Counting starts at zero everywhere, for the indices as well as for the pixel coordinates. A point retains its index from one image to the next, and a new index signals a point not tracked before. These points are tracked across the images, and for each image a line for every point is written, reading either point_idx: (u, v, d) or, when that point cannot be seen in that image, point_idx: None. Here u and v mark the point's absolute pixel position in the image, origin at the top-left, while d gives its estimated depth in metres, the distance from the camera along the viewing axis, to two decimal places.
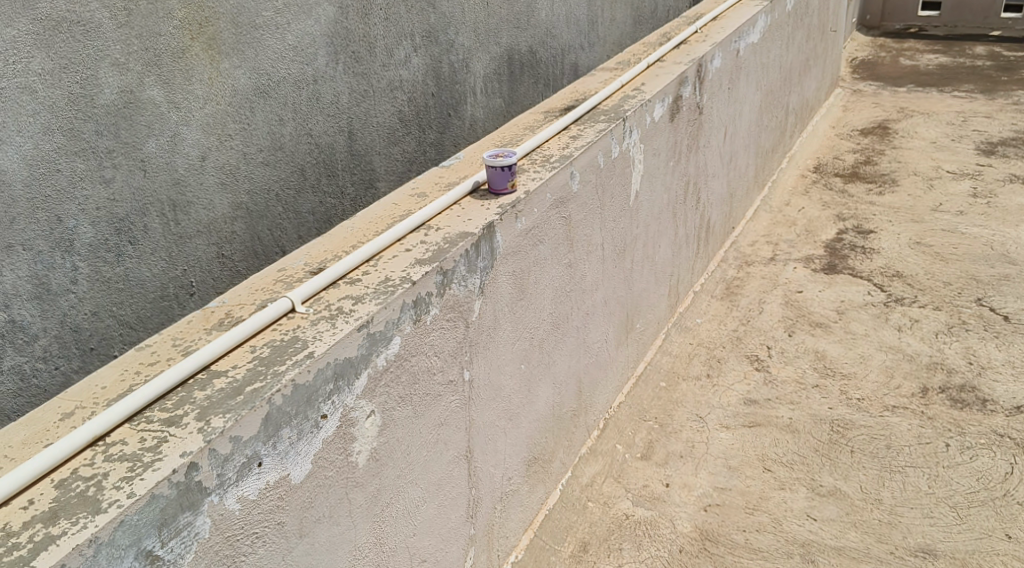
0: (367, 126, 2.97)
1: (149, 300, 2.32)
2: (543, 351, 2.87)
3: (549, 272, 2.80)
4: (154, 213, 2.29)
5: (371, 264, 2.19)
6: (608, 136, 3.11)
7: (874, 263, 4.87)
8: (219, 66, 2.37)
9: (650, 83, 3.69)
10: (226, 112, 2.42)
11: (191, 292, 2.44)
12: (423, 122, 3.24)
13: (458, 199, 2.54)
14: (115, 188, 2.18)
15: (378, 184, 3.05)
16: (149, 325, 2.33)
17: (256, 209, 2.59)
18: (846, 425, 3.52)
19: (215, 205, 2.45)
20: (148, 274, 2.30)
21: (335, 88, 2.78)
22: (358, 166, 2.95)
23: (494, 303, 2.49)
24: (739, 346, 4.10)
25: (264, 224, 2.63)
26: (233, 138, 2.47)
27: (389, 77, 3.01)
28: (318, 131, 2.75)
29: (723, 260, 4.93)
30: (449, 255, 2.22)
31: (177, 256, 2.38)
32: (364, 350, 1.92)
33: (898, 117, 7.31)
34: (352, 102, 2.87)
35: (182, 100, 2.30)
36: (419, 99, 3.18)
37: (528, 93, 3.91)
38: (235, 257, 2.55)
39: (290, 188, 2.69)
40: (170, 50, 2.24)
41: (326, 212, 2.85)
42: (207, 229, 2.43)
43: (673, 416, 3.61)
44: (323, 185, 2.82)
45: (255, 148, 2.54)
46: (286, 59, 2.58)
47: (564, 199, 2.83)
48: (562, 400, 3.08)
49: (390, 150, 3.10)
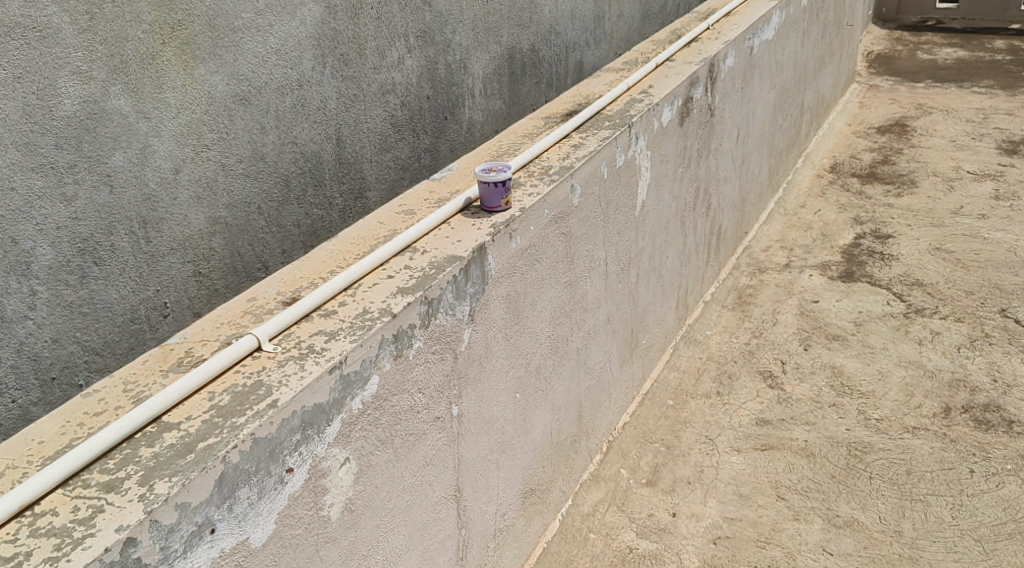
0: (357, 133, 2.78)
1: (116, 325, 2.15)
2: (540, 377, 2.68)
3: (546, 293, 2.62)
4: (122, 230, 2.11)
5: (350, 293, 2.01)
6: (612, 144, 2.92)
7: (893, 271, 4.65)
8: (194, 72, 2.19)
9: (659, 85, 3.49)
10: (202, 121, 2.24)
11: (164, 314, 2.26)
12: (418, 127, 3.06)
13: (448, 216, 2.36)
14: (77, 206, 2.00)
15: (368, 193, 2.87)
16: (117, 350, 2.16)
17: (235, 223, 2.41)
18: (864, 448, 3.31)
19: (190, 220, 2.28)
20: (116, 296, 2.13)
21: (322, 93, 2.60)
22: (347, 175, 2.77)
23: (486, 330, 2.30)
24: (751, 361, 3.90)
25: (245, 239, 2.46)
26: (210, 148, 2.28)
27: (381, 80, 2.82)
28: (304, 138, 2.57)
29: (734, 267, 4.73)
30: (434, 283, 2.04)
31: (148, 276, 2.20)
32: (337, 394, 1.74)
33: (916, 114, 7.06)
34: (341, 108, 2.68)
35: (153, 109, 2.12)
36: (413, 103, 2.99)
37: (529, 94, 3.71)
38: (212, 276, 2.38)
39: (273, 201, 2.52)
40: (138, 56, 2.06)
41: (312, 225, 2.67)
42: (181, 248, 2.26)
43: (681, 437, 3.41)
44: (309, 195, 2.64)
45: (235, 158, 2.36)
46: (269, 62, 2.40)
47: (563, 214, 2.64)
48: (562, 425, 2.89)
49: (381, 158, 2.91)
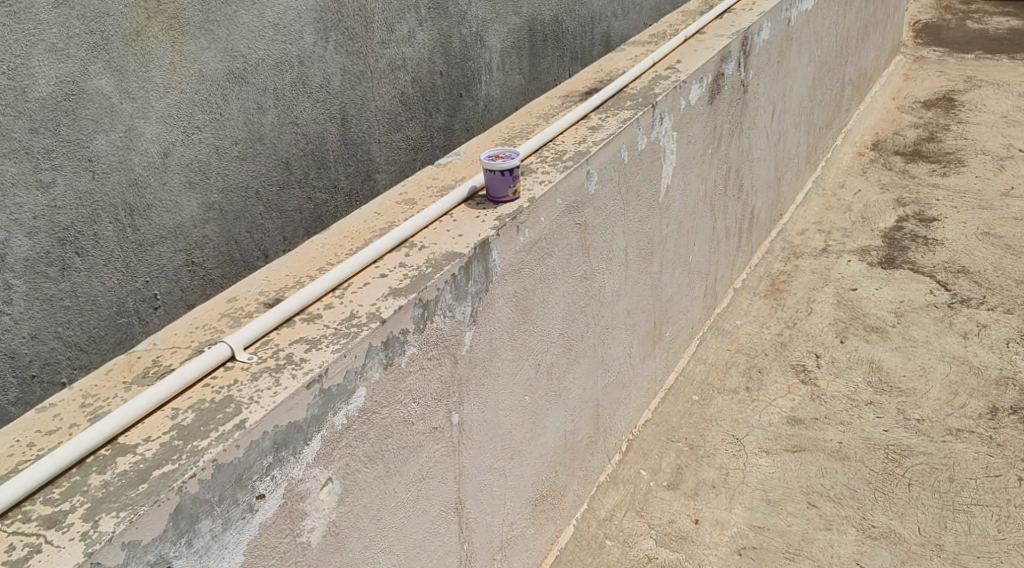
0: (364, 112, 2.59)
1: (103, 318, 1.99)
2: (552, 378, 2.49)
3: (558, 288, 2.43)
4: (107, 219, 1.96)
5: (338, 294, 1.84)
6: (634, 126, 2.70)
7: (937, 257, 4.38)
8: (183, 49, 2.03)
9: (687, 60, 3.25)
10: (193, 101, 2.07)
11: (154, 305, 2.11)
12: (430, 104, 2.86)
13: (450, 208, 2.18)
14: (56, 194, 1.85)
15: (376, 176, 2.69)
16: (104, 345, 2.01)
17: (231, 209, 2.25)
18: (904, 452, 3.08)
19: (181, 206, 2.11)
20: (101, 288, 1.98)
21: (324, 70, 2.41)
22: (353, 157, 2.59)
23: (490, 331, 2.12)
24: (784, 353, 3.69)
25: (241, 225, 2.29)
26: (202, 130, 2.12)
27: (389, 54, 2.62)
28: (305, 118, 2.39)
29: (768, 252, 4.49)
30: (430, 283, 1.86)
31: (136, 266, 2.05)
32: (317, 410, 1.58)
33: (965, 89, 6.71)
34: (346, 85, 2.50)
35: (138, 89, 1.96)
36: (425, 79, 2.80)
37: (552, 69, 3.49)
38: (207, 265, 2.22)
39: (272, 184, 2.34)
40: (120, 32, 1.90)
41: (315, 210, 2.50)
42: (171, 236, 2.10)
43: (706, 437, 3.21)
44: (312, 179, 2.46)
45: (230, 140, 2.19)
46: (266, 37, 2.22)
47: (578, 203, 2.44)
48: (576, 428, 2.71)
49: (391, 138, 2.72)
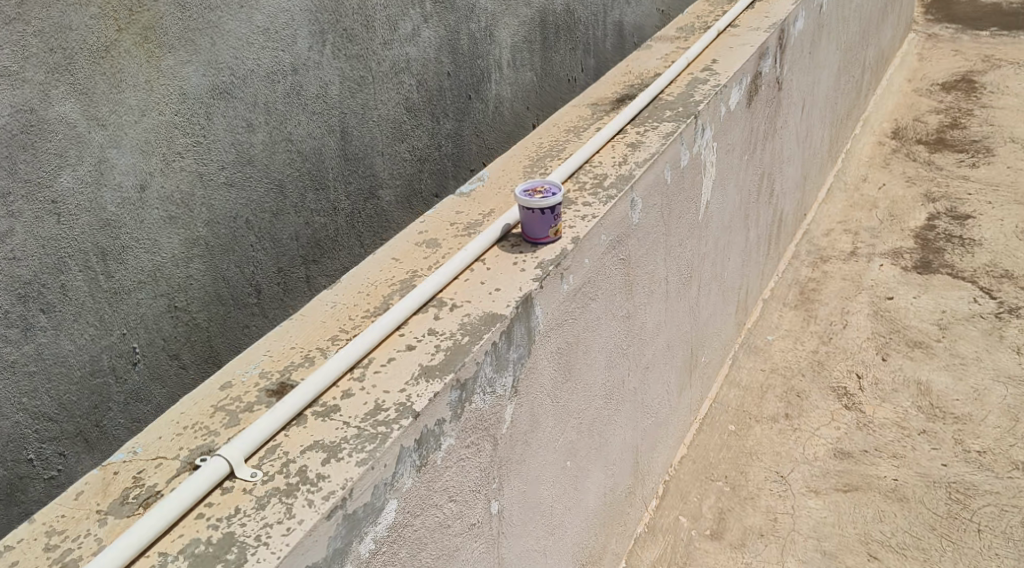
0: (365, 122, 2.21)
1: (74, 381, 1.65)
2: (593, 434, 2.19)
3: (601, 335, 2.12)
4: (75, 267, 1.61)
5: (358, 377, 1.53)
6: (677, 141, 2.38)
7: (977, 260, 4.10)
8: (160, 63, 1.68)
9: (724, 59, 2.94)
10: (173, 124, 1.73)
11: (133, 361, 1.75)
12: (438, 109, 2.47)
13: (479, 254, 1.87)
14: (14, 244, 1.51)
15: (379, 193, 2.29)
16: (78, 412, 1.67)
17: (219, 244, 1.88)
18: (968, 491, 2.82)
19: (161, 245, 1.76)
20: (70, 348, 1.63)
21: (322, 78, 2.04)
22: (354, 173, 2.20)
23: (533, 398, 1.81)
24: (822, 374, 3.40)
25: (231, 261, 1.92)
26: (184, 156, 1.77)
27: (393, 56, 2.24)
28: (301, 134, 2.02)
29: (795, 256, 4.20)
30: (467, 359, 1.55)
31: (111, 318, 1.70)
32: (340, 542, 1.27)
33: (984, 69, 6.40)
34: (345, 93, 2.12)
35: (108, 114, 1.62)
36: (431, 82, 2.40)
37: (565, 64, 3.11)
38: (193, 307, 1.85)
39: (265, 212, 1.97)
40: (85, 48, 1.57)
41: (314, 235, 2.11)
42: (151, 279, 1.75)
43: (748, 474, 2.93)
44: (309, 201, 2.08)
45: (216, 165, 1.84)
46: (255, 45, 1.86)
47: (622, 237, 2.12)
48: (616, 483, 2.42)
49: (395, 149, 2.33)
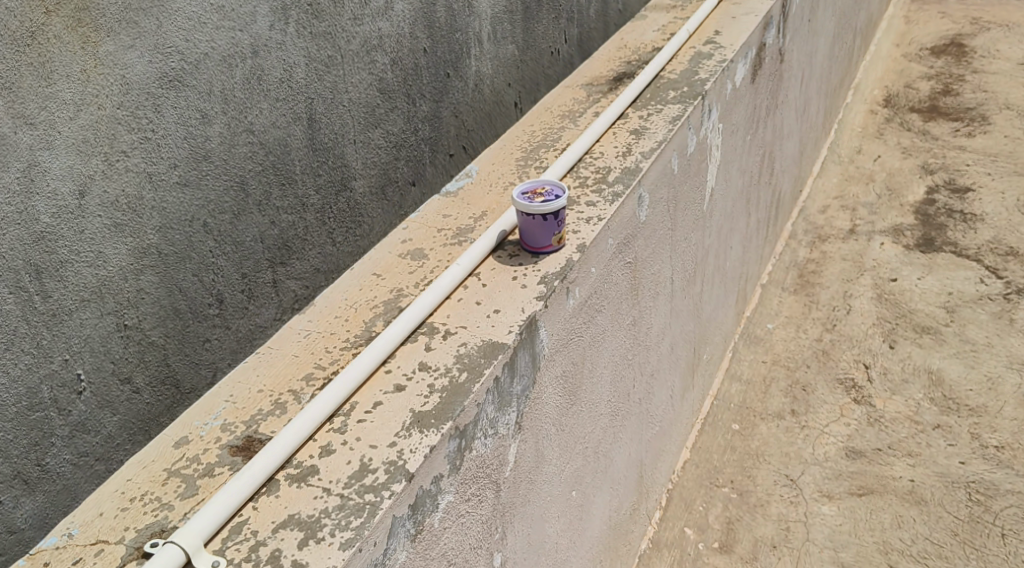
0: (335, 107, 1.94)
1: (8, 419, 1.38)
2: (598, 456, 1.98)
3: (607, 349, 1.90)
4: (4, 289, 1.34)
5: (339, 427, 1.30)
6: (685, 126, 2.16)
7: (981, 236, 3.94)
8: (98, 50, 1.42)
9: (727, 31, 2.71)
10: (116, 118, 1.46)
11: (79, 390, 1.49)
12: (414, 90, 2.20)
13: (473, 267, 1.64)
14: None
15: (353, 183, 2.04)
16: (15, 453, 1.40)
17: (174, 252, 1.61)
18: (989, 491, 2.67)
19: (107, 256, 1.49)
20: (3, 382, 1.37)
21: (285, 60, 1.77)
22: (324, 165, 1.94)
23: (538, 431, 1.59)
24: (828, 364, 3.21)
25: (188, 269, 1.65)
26: (130, 155, 1.50)
27: (364, 32, 1.97)
28: (263, 124, 1.75)
29: (791, 236, 4.00)
30: (468, 401, 1.32)
31: (51, 345, 1.43)
32: None
33: (973, 32, 6.20)
34: (312, 77, 1.85)
35: (38, 110, 1.35)
36: (407, 60, 2.14)
37: (548, 34, 2.80)
38: (145, 324, 1.58)
39: (225, 213, 1.70)
40: (8, 34, 1.29)
41: (281, 234, 1.85)
42: (96, 297, 1.48)
43: (756, 479, 2.74)
44: (275, 199, 1.81)
45: (168, 163, 1.56)
46: (209, 25, 1.59)
47: (629, 238, 1.90)
48: (621, 502, 2.22)
49: (370, 136, 2.08)
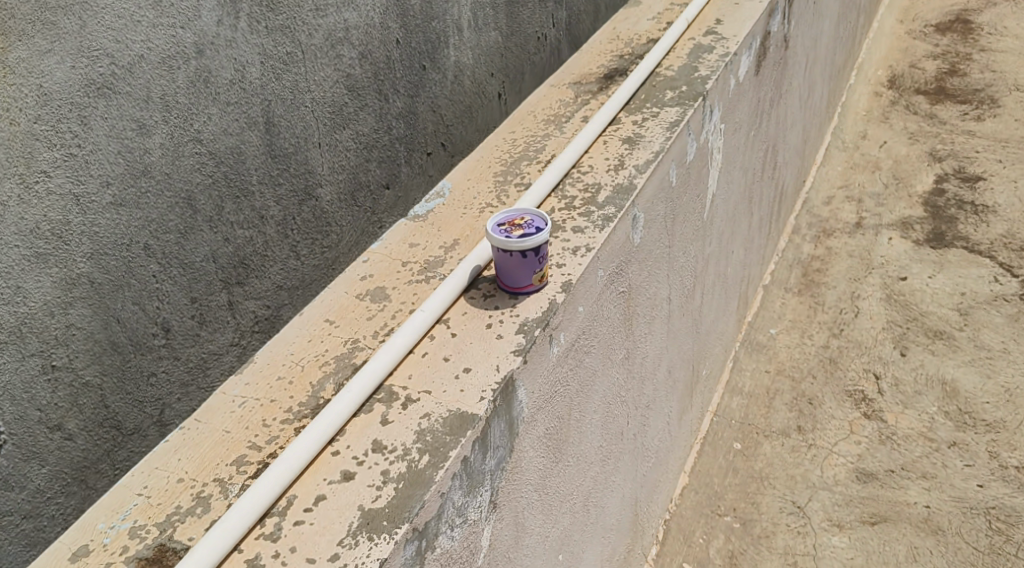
0: (297, 106, 1.64)
1: None
2: (588, 508, 1.77)
3: (597, 392, 1.68)
4: None
5: (272, 532, 1.10)
6: (683, 133, 1.92)
7: (994, 230, 3.72)
8: (7, 57, 1.17)
9: (729, 19, 2.47)
10: (33, 134, 1.21)
11: None
12: (387, 85, 1.89)
13: (441, 313, 1.42)
14: None
15: (318, 192, 1.73)
16: None
17: (111, 283, 1.34)
18: (1010, 517, 2.47)
19: (28, 290, 1.24)
20: None
21: (239, 59, 1.49)
22: (286, 172, 1.64)
23: (517, 503, 1.38)
24: (835, 375, 3.00)
25: (129, 296, 1.38)
26: (54, 175, 1.24)
27: (327, 25, 1.68)
28: (214, 130, 1.47)
29: (795, 231, 3.77)
30: (429, 495, 1.11)
31: None
32: None
33: (979, 6, 5.93)
34: (268, 78, 1.56)
35: None
36: (377, 53, 1.84)
37: (534, 18, 2.43)
38: (78, 364, 1.31)
39: (173, 232, 1.43)
40: None
41: (235, 252, 1.55)
42: (14, 338, 1.22)
43: (761, 506, 2.54)
44: (229, 213, 1.52)
45: (100, 179, 1.30)
46: (145, 19, 1.32)
47: (622, 266, 1.68)
48: (614, 548, 2.01)
49: (338, 138, 1.77)
